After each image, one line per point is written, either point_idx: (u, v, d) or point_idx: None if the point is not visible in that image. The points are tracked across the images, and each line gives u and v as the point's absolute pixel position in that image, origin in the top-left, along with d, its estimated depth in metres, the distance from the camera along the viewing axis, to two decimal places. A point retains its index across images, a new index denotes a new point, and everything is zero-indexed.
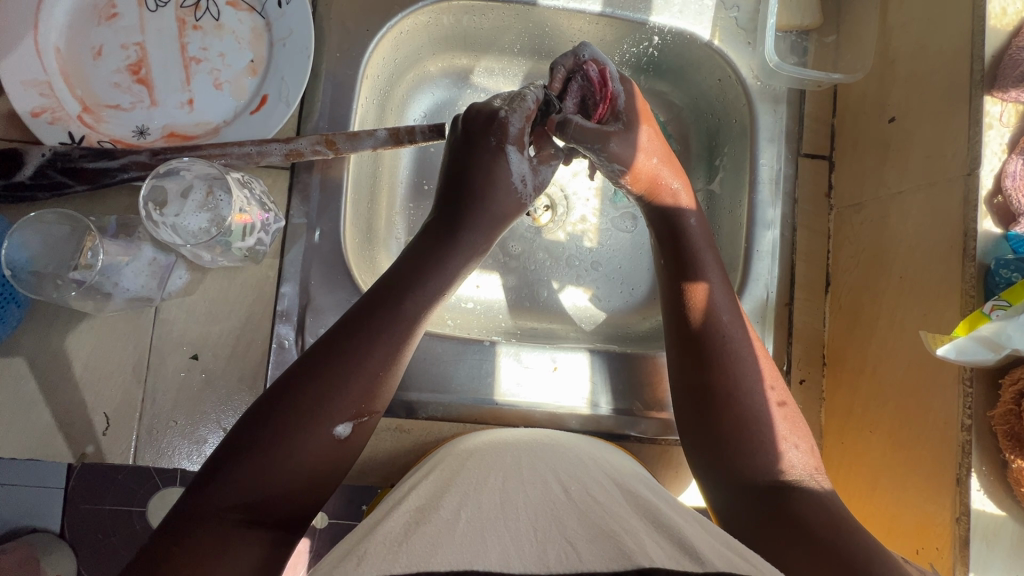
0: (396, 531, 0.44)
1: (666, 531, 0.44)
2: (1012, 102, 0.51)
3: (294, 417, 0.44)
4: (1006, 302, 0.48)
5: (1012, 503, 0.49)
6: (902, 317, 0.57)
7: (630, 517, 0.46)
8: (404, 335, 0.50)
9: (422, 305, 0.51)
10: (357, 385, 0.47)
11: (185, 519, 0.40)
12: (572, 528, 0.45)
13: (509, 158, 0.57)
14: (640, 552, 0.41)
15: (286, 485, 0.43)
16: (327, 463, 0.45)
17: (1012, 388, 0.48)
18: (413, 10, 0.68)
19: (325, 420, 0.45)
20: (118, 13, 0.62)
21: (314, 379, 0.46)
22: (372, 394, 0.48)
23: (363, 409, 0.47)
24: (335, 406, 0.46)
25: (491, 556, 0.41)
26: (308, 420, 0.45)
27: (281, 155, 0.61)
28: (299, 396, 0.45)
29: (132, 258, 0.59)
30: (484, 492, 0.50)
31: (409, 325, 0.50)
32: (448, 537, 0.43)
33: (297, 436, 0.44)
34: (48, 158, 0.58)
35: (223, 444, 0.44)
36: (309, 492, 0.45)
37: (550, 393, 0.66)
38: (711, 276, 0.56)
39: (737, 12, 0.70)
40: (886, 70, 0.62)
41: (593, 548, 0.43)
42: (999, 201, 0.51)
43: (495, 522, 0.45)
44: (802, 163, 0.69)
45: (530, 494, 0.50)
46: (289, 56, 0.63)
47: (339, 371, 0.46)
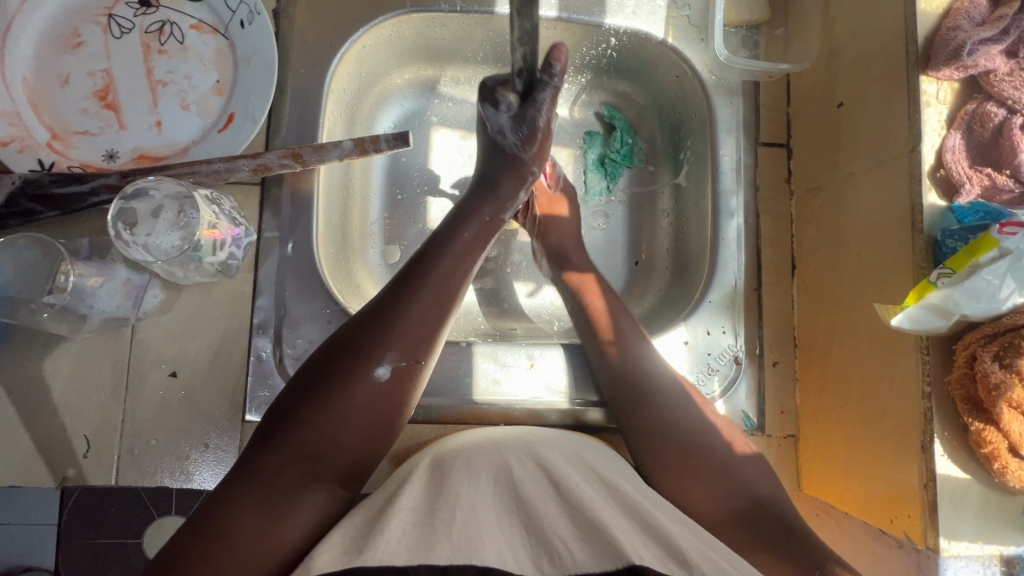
0: (397, 531, 0.44)
1: (650, 530, 0.46)
2: (947, 80, 0.53)
3: (337, 370, 0.48)
4: (950, 269, 0.48)
5: (977, 466, 0.50)
6: (861, 292, 0.58)
7: (615, 513, 0.48)
8: (439, 285, 0.54)
9: (457, 260, 0.56)
10: (400, 332, 0.51)
11: (238, 487, 0.44)
12: (565, 527, 0.46)
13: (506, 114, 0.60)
14: (633, 550, 0.43)
15: (338, 435, 0.47)
16: (378, 410, 0.49)
17: (965, 352, 0.49)
18: (372, 25, 0.70)
19: (367, 364, 0.49)
20: (83, 41, 0.63)
21: (354, 336, 0.50)
22: (410, 345, 0.51)
23: (403, 356, 0.51)
24: (376, 350, 0.50)
25: (488, 552, 0.42)
26: (353, 369, 0.49)
27: (249, 170, 0.62)
28: (348, 347, 0.50)
29: (106, 279, 0.60)
30: (476, 492, 0.49)
31: (440, 284, 0.54)
32: (444, 535, 0.44)
33: (345, 383, 0.48)
34: (19, 186, 0.59)
35: (273, 407, 0.48)
36: (362, 437, 0.48)
37: (529, 390, 0.67)
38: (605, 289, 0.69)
39: (689, 11, 0.72)
40: (832, 57, 0.65)
41: (587, 546, 0.44)
42: (942, 174, 0.52)
43: (490, 523, 0.46)
44: (761, 152, 0.71)
45: (524, 494, 0.49)
46: (252, 75, 0.64)
47: (377, 323, 0.51)
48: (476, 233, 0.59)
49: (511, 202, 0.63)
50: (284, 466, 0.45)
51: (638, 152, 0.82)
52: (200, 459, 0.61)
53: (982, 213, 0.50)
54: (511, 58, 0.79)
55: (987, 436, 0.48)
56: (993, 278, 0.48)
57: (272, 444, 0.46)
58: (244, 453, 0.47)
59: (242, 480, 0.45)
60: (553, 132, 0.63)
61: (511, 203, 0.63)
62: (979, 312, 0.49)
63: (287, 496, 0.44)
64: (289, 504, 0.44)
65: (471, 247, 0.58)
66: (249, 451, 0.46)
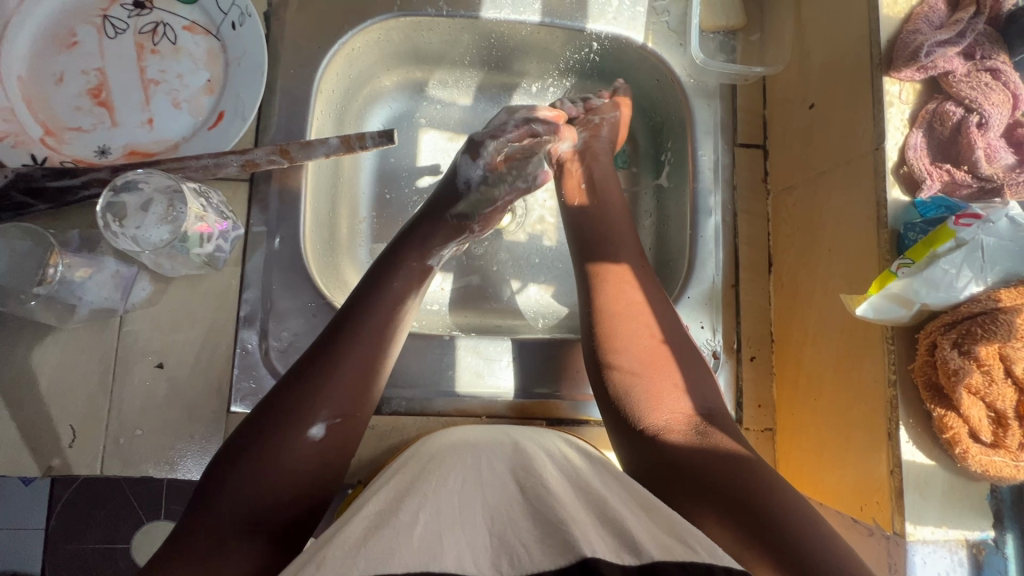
0: (354, 538, 0.43)
1: (612, 523, 0.45)
2: (908, 81, 0.55)
3: (268, 433, 0.49)
4: (910, 260, 0.50)
5: (941, 452, 0.51)
6: (831, 286, 0.60)
7: (580, 511, 0.47)
8: (372, 337, 0.55)
9: (389, 312, 0.57)
10: (331, 387, 0.51)
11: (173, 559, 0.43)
12: (526, 529, 0.46)
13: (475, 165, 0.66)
14: (583, 541, 0.42)
15: (273, 498, 0.47)
16: (311, 468, 0.49)
17: (926, 341, 0.51)
18: (361, 28, 0.72)
19: (300, 424, 0.50)
20: (78, 41, 0.65)
21: (283, 396, 0.51)
22: (343, 398, 0.52)
23: (336, 412, 0.51)
24: (306, 410, 0.50)
25: (447, 557, 0.42)
26: (283, 429, 0.49)
27: (238, 165, 0.64)
28: (283, 405, 0.50)
29: (95, 271, 0.62)
30: (442, 494, 0.49)
31: (368, 335, 0.55)
32: (404, 542, 0.43)
33: (280, 442, 0.49)
34: (11, 179, 0.60)
35: (208, 477, 0.48)
36: (302, 496, 0.48)
37: (511, 383, 0.68)
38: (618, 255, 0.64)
39: (668, 17, 0.75)
40: (804, 61, 0.67)
41: (543, 546, 0.44)
42: (905, 171, 0.54)
43: (452, 528, 0.46)
44: (738, 153, 0.73)
45: (489, 497, 0.50)
46: (243, 74, 0.66)
47: (306, 379, 0.52)
48: (402, 284, 0.60)
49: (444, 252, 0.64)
50: (222, 532, 0.44)
51: (621, 154, 0.83)
52: (185, 449, 0.62)
53: (943, 207, 0.52)
54: (497, 62, 0.81)
55: (948, 421, 0.49)
56: (950, 268, 0.49)
57: (211, 513, 0.45)
58: (183, 520, 0.46)
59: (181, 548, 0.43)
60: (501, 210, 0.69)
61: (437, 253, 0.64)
62: (939, 302, 0.50)
63: (224, 558, 0.43)
64: (227, 560, 0.43)
65: (400, 298, 0.59)
66: (188, 520, 0.45)
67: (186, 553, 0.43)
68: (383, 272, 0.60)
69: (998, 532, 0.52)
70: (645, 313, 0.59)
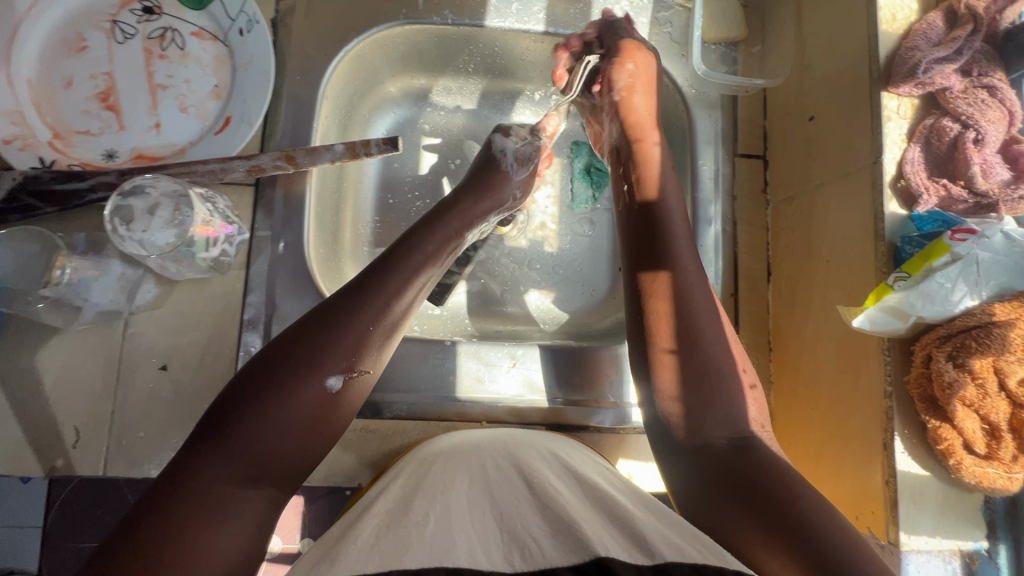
0: (368, 532, 0.47)
1: (617, 521, 0.48)
2: (906, 96, 0.56)
3: (285, 375, 0.49)
4: (906, 273, 0.51)
5: (935, 463, 0.52)
6: (829, 297, 0.61)
7: (589, 512, 0.49)
8: (395, 295, 0.54)
9: (414, 270, 0.56)
10: (348, 339, 0.51)
11: (172, 491, 0.43)
12: (535, 525, 0.48)
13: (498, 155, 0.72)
14: (598, 542, 0.44)
15: (277, 441, 0.47)
16: (321, 414, 0.49)
17: (922, 354, 0.51)
18: (367, 35, 0.73)
19: (319, 375, 0.49)
20: (87, 45, 0.66)
21: (302, 340, 0.51)
22: (359, 351, 0.52)
23: (352, 365, 0.51)
24: (327, 360, 0.50)
25: (460, 553, 0.44)
26: (299, 373, 0.49)
27: (244, 171, 0.65)
28: (301, 348, 0.50)
29: (101, 273, 0.63)
30: (452, 494, 0.52)
31: (393, 294, 0.54)
32: (417, 539, 0.46)
33: (295, 385, 0.48)
34: (19, 182, 0.61)
35: (215, 405, 0.48)
36: (304, 445, 0.49)
37: (511, 389, 0.69)
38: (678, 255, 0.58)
39: (670, 28, 0.76)
40: (804, 73, 0.68)
41: (556, 543, 0.46)
42: (903, 184, 0.55)
43: (464, 524, 0.49)
44: (738, 163, 0.74)
45: (496, 494, 0.52)
46: (250, 80, 0.67)
47: (329, 329, 0.51)
48: (435, 247, 0.59)
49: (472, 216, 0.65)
50: (225, 471, 0.45)
51: None
52: None
53: (940, 221, 0.53)
54: (501, 70, 0.82)
55: (943, 433, 0.50)
56: (945, 281, 0.50)
57: (216, 447, 0.45)
58: (183, 447, 0.46)
59: (180, 480, 0.44)
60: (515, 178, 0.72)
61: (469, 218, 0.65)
62: (934, 315, 0.51)
63: (226, 499, 0.44)
64: (229, 502, 0.44)
65: (428, 261, 0.58)
66: (187, 450, 0.46)
67: (188, 488, 0.43)
68: (413, 238, 0.59)
69: (992, 543, 0.52)
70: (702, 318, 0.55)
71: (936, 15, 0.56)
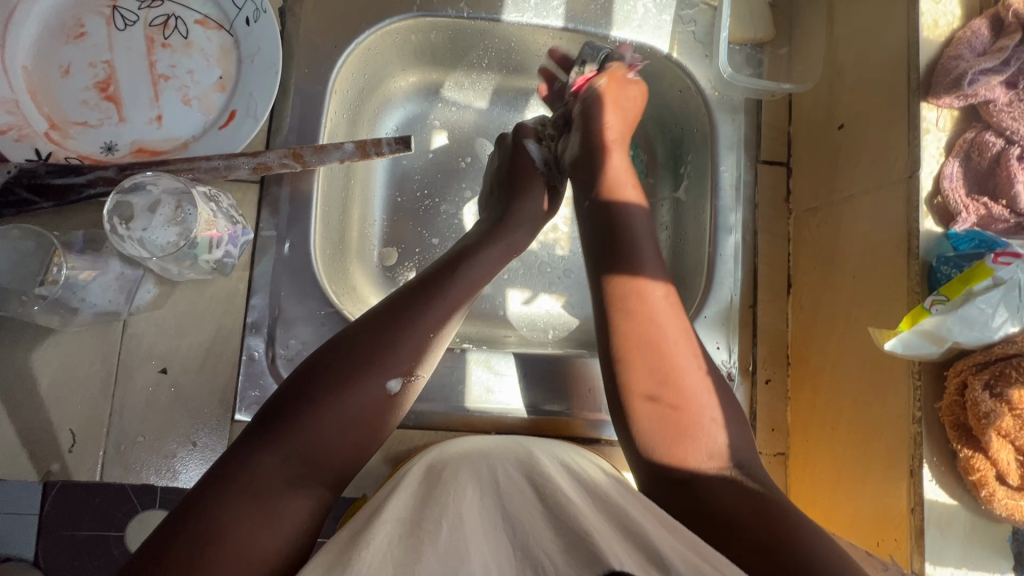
0: (381, 541, 0.45)
1: (632, 536, 0.44)
2: (947, 107, 0.53)
3: (345, 376, 0.49)
4: (944, 297, 0.49)
5: (963, 492, 0.50)
6: (856, 314, 0.58)
7: (598, 521, 0.46)
8: (453, 299, 0.55)
9: (472, 274, 0.57)
10: (408, 343, 0.52)
11: (225, 486, 0.44)
12: (546, 539, 0.47)
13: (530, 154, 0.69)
14: (610, 555, 0.43)
15: (331, 439, 0.48)
16: (377, 416, 0.50)
17: (956, 380, 0.50)
18: (379, 27, 0.70)
19: (379, 376, 0.50)
20: (86, 32, 0.63)
21: (363, 340, 0.51)
22: (417, 356, 0.52)
23: (411, 369, 0.52)
24: (388, 362, 0.51)
25: (473, 564, 0.44)
26: (359, 373, 0.50)
27: (249, 168, 0.62)
28: (364, 349, 0.51)
29: (100, 272, 0.60)
30: (463, 503, 0.50)
31: (451, 298, 0.55)
32: (431, 548, 0.45)
33: (356, 384, 0.49)
34: (14, 175, 0.58)
35: (273, 401, 0.49)
36: (357, 446, 0.49)
37: (521, 399, 0.67)
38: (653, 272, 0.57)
39: (695, 27, 0.73)
40: (835, 79, 0.65)
41: (569, 560, 0.45)
42: (940, 201, 0.53)
43: (478, 534, 0.48)
44: (761, 170, 0.72)
45: (508, 508, 0.50)
46: (256, 72, 0.64)
47: (387, 331, 0.52)
48: (498, 255, 0.61)
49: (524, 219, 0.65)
50: (280, 466, 0.45)
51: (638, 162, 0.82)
52: (187, 458, 0.61)
53: (977, 241, 0.51)
54: (516, 66, 0.79)
55: (976, 463, 0.48)
56: (986, 307, 0.48)
57: (271, 442, 0.46)
58: (237, 441, 0.47)
59: (231, 476, 0.44)
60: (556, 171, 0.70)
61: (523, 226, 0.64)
62: (972, 340, 0.49)
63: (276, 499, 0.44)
64: (278, 500, 0.44)
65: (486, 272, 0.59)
66: (243, 446, 0.46)
67: (240, 484, 0.44)
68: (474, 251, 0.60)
69: None
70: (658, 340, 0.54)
71: (981, 23, 0.54)
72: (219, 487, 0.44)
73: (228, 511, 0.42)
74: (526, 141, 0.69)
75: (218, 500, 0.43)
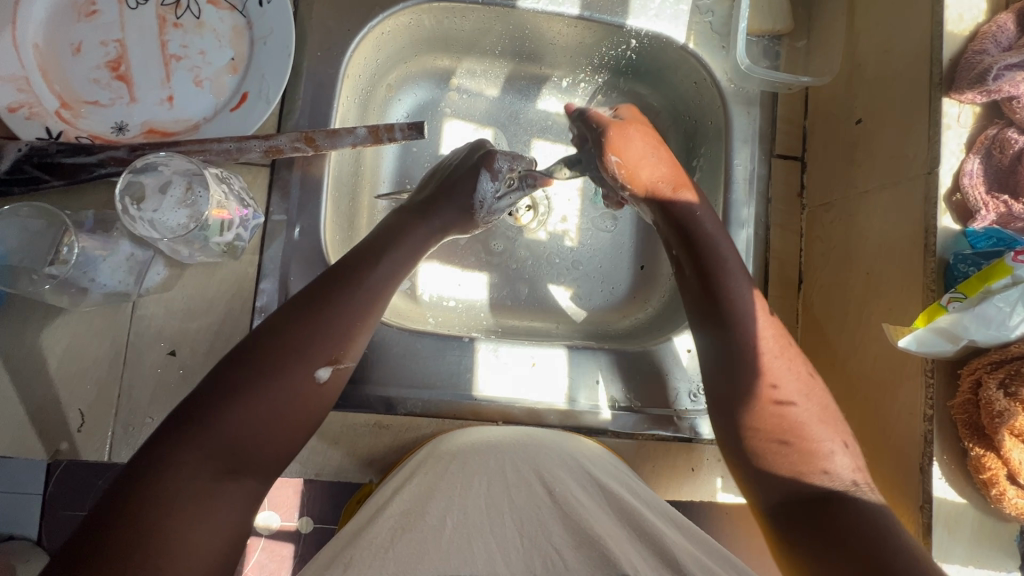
0: (383, 536, 0.45)
1: (645, 536, 0.46)
2: (969, 103, 0.53)
3: (267, 364, 0.47)
4: (962, 294, 0.49)
5: (973, 490, 0.50)
6: (869, 311, 0.58)
7: (612, 525, 0.48)
8: (377, 287, 0.54)
9: (395, 260, 0.57)
10: (335, 328, 0.50)
11: (145, 484, 0.41)
12: (558, 534, 0.47)
13: (483, 183, 0.66)
14: (626, 560, 0.43)
15: (257, 431, 0.45)
16: (305, 405, 0.48)
17: (970, 378, 0.49)
18: (392, 12, 0.69)
19: (304, 364, 0.48)
20: (97, 10, 0.62)
21: (285, 329, 0.49)
22: (345, 341, 0.51)
23: (339, 354, 0.50)
24: (313, 348, 0.49)
25: (477, 561, 0.44)
26: (284, 361, 0.48)
27: (260, 151, 0.62)
28: (288, 335, 0.49)
29: (110, 253, 0.60)
30: (468, 495, 0.51)
31: (376, 284, 0.54)
32: (434, 544, 0.45)
33: (281, 374, 0.47)
34: (25, 153, 0.58)
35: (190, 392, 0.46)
36: (286, 437, 0.47)
37: (527, 389, 0.67)
38: (732, 278, 0.56)
39: (712, 17, 0.72)
40: (854, 73, 0.64)
41: (579, 554, 0.45)
42: (958, 199, 0.52)
43: (482, 529, 0.47)
44: (775, 164, 0.71)
45: (515, 501, 0.50)
46: (269, 55, 0.63)
47: (310, 317, 0.50)
48: (415, 241, 0.60)
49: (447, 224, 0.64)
50: (202, 463, 0.42)
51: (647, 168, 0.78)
52: None
53: (995, 238, 0.51)
54: (528, 54, 0.78)
55: (987, 462, 0.48)
56: (1004, 305, 0.48)
57: (191, 433, 0.43)
58: (152, 434, 0.44)
59: (149, 473, 0.41)
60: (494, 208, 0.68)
61: (445, 229, 0.64)
62: (987, 339, 0.49)
63: (203, 494, 0.42)
64: (211, 500, 0.42)
65: (410, 254, 0.58)
66: (161, 440, 0.43)
67: (165, 483, 0.41)
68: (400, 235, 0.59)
69: None
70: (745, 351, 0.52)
71: (1007, 18, 0.53)
72: (142, 482, 0.41)
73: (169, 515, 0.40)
74: (485, 170, 0.66)
75: (141, 501, 0.40)
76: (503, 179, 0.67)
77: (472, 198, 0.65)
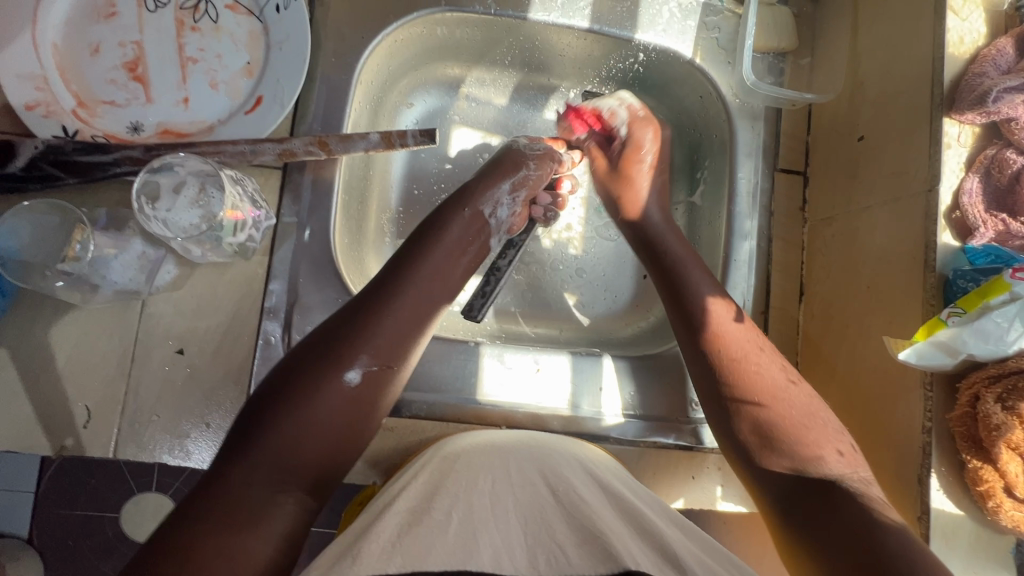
0: (390, 531, 0.45)
1: (647, 534, 0.47)
2: (968, 124, 0.55)
3: (306, 377, 0.48)
4: (961, 310, 0.50)
5: (970, 503, 0.52)
6: (868, 326, 0.59)
7: (616, 522, 0.48)
8: (416, 288, 0.55)
9: (436, 261, 0.57)
10: (375, 339, 0.51)
11: (215, 496, 0.43)
12: (561, 533, 0.47)
13: (521, 141, 0.70)
14: (626, 553, 0.43)
15: (307, 445, 0.46)
16: (346, 417, 0.48)
17: (969, 393, 0.51)
18: (406, 21, 0.70)
19: (338, 372, 0.49)
20: (116, 12, 0.63)
21: (326, 341, 0.50)
22: (388, 346, 0.51)
23: (376, 360, 0.51)
24: (348, 356, 0.49)
25: (483, 555, 0.44)
26: (325, 375, 0.48)
27: (275, 154, 0.63)
28: (330, 346, 0.50)
29: (121, 250, 0.60)
30: (474, 493, 0.51)
31: (419, 281, 0.55)
32: (440, 537, 0.45)
33: (319, 387, 0.48)
34: (41, 150, 0.59)
35: (248, 406, 0.48)
36: (329, 448, 0.47)
37: (531, 394, 0.68)
38: (708, 287, 0.61)
39: (719, 33, 0.73)
40: (856, 91, 0.65)
41: (581, 552, 0.45)
42: (957, 215, 0.54)
43: (488, 523, 0.48)
44: (778, 178, 0.72)
45: (519, 498, 0.51)
46: (285, 59, 0.64)
47: (351, 326, 0.51)
48: (460, 232, 0.60)
49: (487, 201, 0.63)
50: (260, 475, 0.44)
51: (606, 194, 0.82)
52: (199, 438, 0.61)
53: (993, 255, 0.52)
54: (538, 64, 0.80)
55: (983, 474, 0.49)
56: (1002, 321, 0.49)
57: (241, 452, 0.45)
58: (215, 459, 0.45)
59: (219, 484, 0.43)
60: (536, 187, 0.68)
61: (490, 197, 0.63)
62: (985, 353, 0.50)
63: (257, 510, 0.43)
64: (258, 517, 0.42)
65: (452, 249, 0.59)
66: (219, 461, 0.45)
67: (228, 497, 0.42)
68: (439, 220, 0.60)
69: None
70: (752, 350, 0.56)
71: (1006, 41, 0.55)
72: (205, 496, 0.43)
73: (210, 531, 0.41)
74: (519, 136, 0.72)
75: (206, 512, 0.42)
76: (535, 142, 0.70)
77: (518, 151, 0.68)
